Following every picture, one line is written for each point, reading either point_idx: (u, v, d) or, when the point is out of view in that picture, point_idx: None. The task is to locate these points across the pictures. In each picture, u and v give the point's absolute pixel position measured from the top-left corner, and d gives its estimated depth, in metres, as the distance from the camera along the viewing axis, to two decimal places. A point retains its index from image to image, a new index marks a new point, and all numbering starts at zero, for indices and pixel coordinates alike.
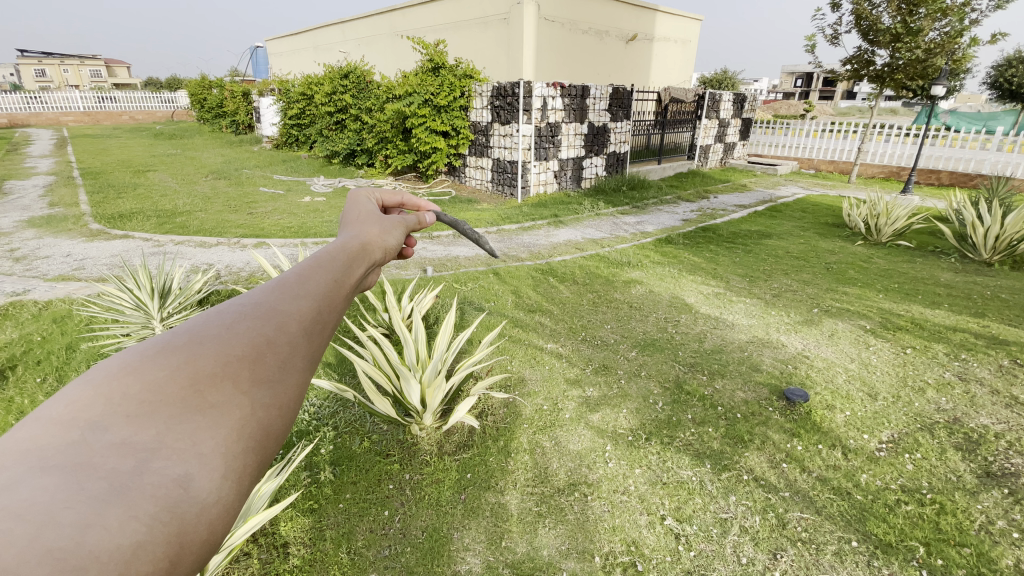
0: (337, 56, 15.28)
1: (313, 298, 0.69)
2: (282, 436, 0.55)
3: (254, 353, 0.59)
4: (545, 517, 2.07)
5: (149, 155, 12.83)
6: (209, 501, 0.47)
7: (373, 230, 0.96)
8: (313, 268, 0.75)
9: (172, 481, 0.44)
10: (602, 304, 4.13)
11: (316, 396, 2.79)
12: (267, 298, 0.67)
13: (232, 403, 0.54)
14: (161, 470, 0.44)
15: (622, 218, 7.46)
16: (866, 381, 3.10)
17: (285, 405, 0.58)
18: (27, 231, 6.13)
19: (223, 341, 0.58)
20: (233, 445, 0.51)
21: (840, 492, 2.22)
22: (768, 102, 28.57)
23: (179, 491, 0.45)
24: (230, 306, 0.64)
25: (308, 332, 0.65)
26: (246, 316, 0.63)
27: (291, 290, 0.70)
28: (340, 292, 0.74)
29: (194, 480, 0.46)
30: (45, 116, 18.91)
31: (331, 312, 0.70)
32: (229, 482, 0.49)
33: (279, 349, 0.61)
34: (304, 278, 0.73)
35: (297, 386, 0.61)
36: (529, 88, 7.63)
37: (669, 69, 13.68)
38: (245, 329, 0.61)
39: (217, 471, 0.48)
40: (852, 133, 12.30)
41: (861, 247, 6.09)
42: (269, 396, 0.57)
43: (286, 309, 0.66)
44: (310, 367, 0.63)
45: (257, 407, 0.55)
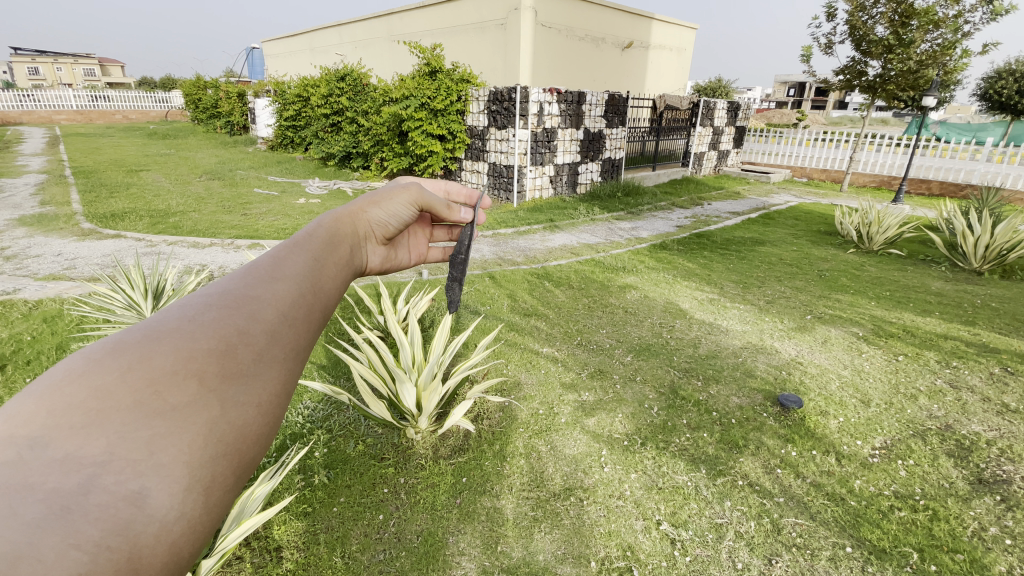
0: (333, 59, 15.26)
1: (289, 283, 0.72)
2: (258, 440, 0.58)
3: (224, 347, 0.59)
4: (540, 522, 2.07)
5: (142, 154, 12.73)
6: (170, 518, 0.47)
7: (360, 207, 0.99)
8: (290, 250, 0.78)
9: (125, 495, 0.44)
10: (597, 308, 4.14)
11: (310, 399, 2.77)
12: (237, 286, 0.67)
13: (198, 405, 0.53)
14: (112, 486, 0.44)
15: (617, 223, 7.50)
16: (859, 387, 3.13)
17: (257, 404, 0.60)
18: (18, 229, 6.06)
19: (188, 333, 0.58)
20: (199, 451, 0.51)
21: (835, 498, 2.23)
22: (761, 112, 28.83)
23: (133, 508, 0.45)
24: (196, 295, 0.64)
25: (283, 321, 0.67)
26: (215, 305, 0.64)
27: (265, 275, 0.71)
28: (320, 274, 0.77)
29: (150, 494, 0.46)
30: (37, 115, 18.78)
31: (308, 297, 0.72)
32: (193, 495, 0.50)
33: (250, 341, 0.62)
34: (281, 261, 0.75)
35: (271, 379, 0.62)
36: (526, 93, 7.66)
37: (664, 77, 13.80)
38: (211, 320, 0.61)
39: (178, 483, 0.48)
40: (844, 142, 12.45)
41: (853, 255, 6.15)
42: (243, 394, 0.58)
43: (260, 296, 0.67)
44: (285, 358, 0.65)
45: (227, 407, 0.56)
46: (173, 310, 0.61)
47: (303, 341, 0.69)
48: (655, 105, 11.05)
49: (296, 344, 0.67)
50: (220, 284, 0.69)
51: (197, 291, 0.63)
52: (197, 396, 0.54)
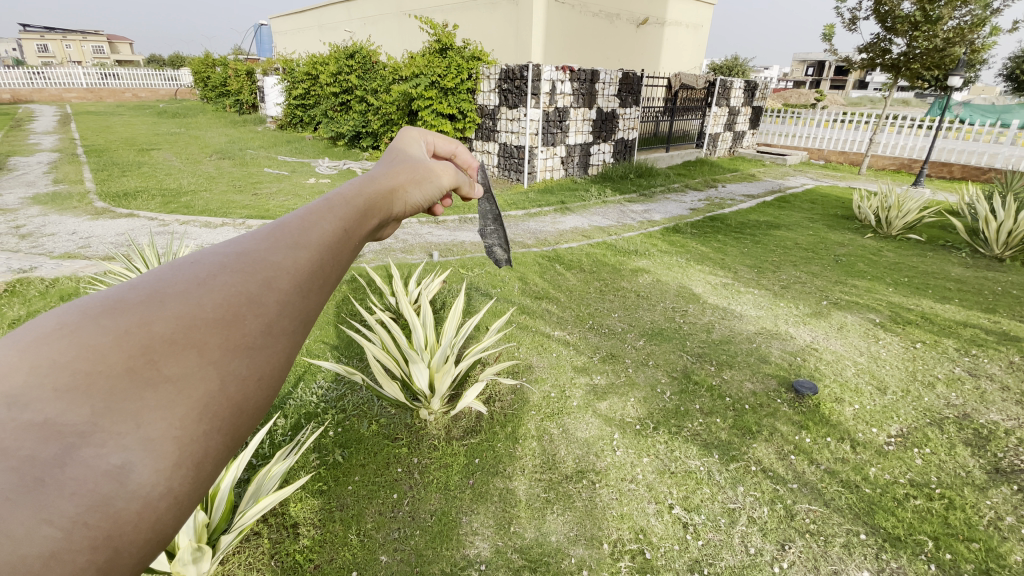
0: (342, 36, 15.05)
1: (313, 250, 0.57)
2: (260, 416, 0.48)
3: (230, 316, 0.47)
4: (553, 503, 2.08)
5: (153, 133, 12.75)
6: (155, 495, 0.40)
7: (407, 176, 0.82)
8: (322, 211, 0.62)
9: (106, 470, 0.37)
10: (609, 292, 4.11)
11: (323, 379, 2.80)
12: (256, 246, 0.54)
13: (196, 376, 0.44)
14: (89, 459, 0.36)
15: (629, 206, 7.40)
16: (875, 374, 3.09)
17: (262, 376, 0.49)
18: (33, 208, 6.12)
19: (192, 296, 0.47)
20: (194, 425, 0.43)
21: (849, 485, 2.22)
22: (777, 92, 28.09)
23: (115, 483, 0.37)
24: (211, 250, 0.52)
25: (301, 290, 0.54)
26: (228, 267, 0.52)
27: (291, 237, 0.57)
28: (350, 244, 0.62)
29: (135, 469, 0.38)
30: (48, 93, 18.87)
31: (334, 265, 0.58)
32: (183, 471, 0.42)
33: (261, 309, 0.50)
34: (311, 221, 0.60)
35: (284, 352, 0.51)
36: (538, 71, 7.50)
37: (680, 55, 13.46)
38: (221, 284, 0.49)
39: (167, 458, 0.40)
40: (863, 123, 12.12)
41: (870, 240, 6.03)
42: (246, 367, 0.47)
43: (280, 260, 0.54)
44: (299, 329, 0.53)
45: (228, 380, 0.46)
46: (181, 267, 0.49)
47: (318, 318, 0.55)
48: (670, 85, 10.79)
49: (312, 321, 0.54)
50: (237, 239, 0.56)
51: (207, 248, 0.51)
52: (196, 367, 0.44)
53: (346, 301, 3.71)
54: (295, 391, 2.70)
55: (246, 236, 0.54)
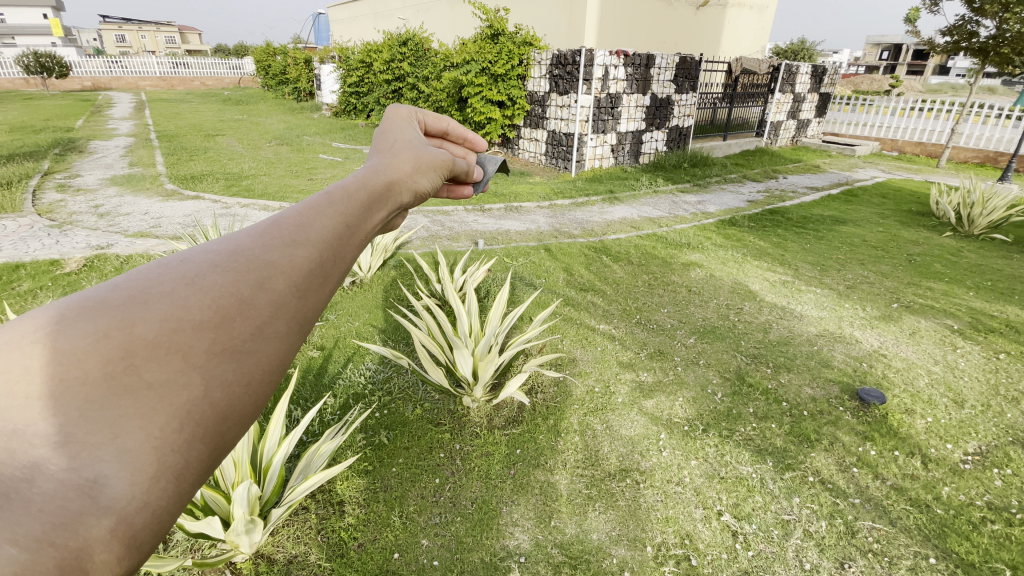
0: (396, 23, 15.25)
1: (311, 248, 0.59)
2: (240, 422, 0.50)
3: (220, 318, 0.49)
4: (595, 501, 2.05)
5: (218, 120, 13.40)
6: (130, 509, 0.42)
7: (413, 161, 0.81)
8: (324, 206, 0.63)
9: (78, 485, 0.39)
10: (658, 286, 3.99)
11: (371, 362, 2.86)
12: (250, 243, 0.56)
13: (180, 381, 0.46)
14: (60, 473, 0.39)
15: (681, 197, 7.15)
16: (952, 386, 2.84)
17: (247, 381, 0.51)
18: (111, 189, 6.57)
19: (180, 297, 0.48)
20: (173, 434, 0.45)
21: (918, 503, 2.06)
22: (847, 78, 26.21)
23: (86, 499, 0.40)
24: (202, 249, 0.53)
25: (294, 293, 0.56)
26: (219, 264, 0.53)
27: (287, 236, 0.59)
28: (350, 241, 0.63)
29: (108, 483, 0.41)
30: (126, 82, 20.22)
31: (331, 264, 0.60)
32: (161, 483, 0.45)
33: (251, 313, 0.52)
34: (309, 218, 0.62)
35: (271, 354, 0.53)
36: (591, 56, 7.31)
37: (743, 38, 12.78)
38: (213, 284, 0.51)
39: (143, 471, 0.43)
40: (945, 111, 11.14)
41: (949, 239, 5.55)
42: (233, 372, 0.50)
43: (275, 262, 0.56)
44: (290, 331, 0.55)
45: (212, 386, 0.48)
46: (172, 261, 0.51)
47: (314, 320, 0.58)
48: (731, 70, 10.27)
49: (306, 324, 0.56)
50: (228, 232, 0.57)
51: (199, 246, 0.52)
52: (179, 373, 0.46)
53: (394, 286, 3.78)
54: (343, 372, 2.78)
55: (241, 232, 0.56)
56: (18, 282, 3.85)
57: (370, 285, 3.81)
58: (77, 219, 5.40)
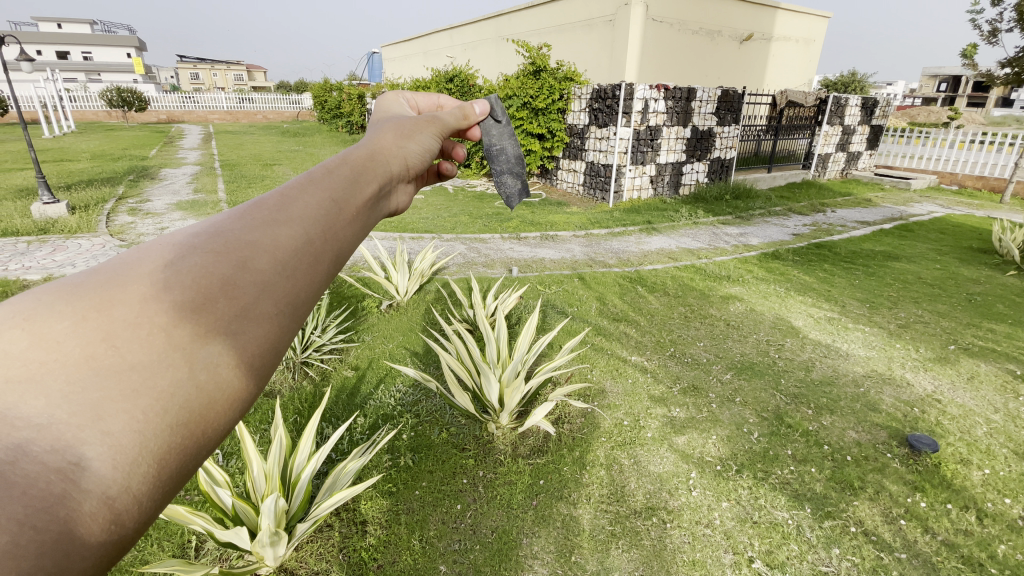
0: (444, 61, 16.01)
1: (293, 227, 0.65)
2: (223, 407, 0.57)
3: (202, 299, 0.56)
4: (618, 538, 1.98)
5: (276, 150, 14.30)
6: (112, 492, 0.47)
7: (391, 137, 0.88)
8: (304, 188, 0.70)
9: (62, 466, 0.45)
10: (694, 319, 3.90)
11: (401, 383, 2.92)
12: (233, 227, 0.63)
13: (163, 364, 0.53)
14: (43, 455, 0.44)
15: (722, 228, 7.01)
16: (1014, 437, 2.63)
17: (233, 364, 0.58)
18: (175, 213, 7.08)
19: (163, 284, 0.56)
20: (157, 419, 0.52)
21: (972, 563, 1.90)
22: (902, 110, 25.28)
23: (69, 481, 0.45)
24: (186, 236, 0.61)
25: (280, 271, 0.61)
26: (202, 249, 0.60)
27: (269, 217, 0.65)
28: (335, 214, 0.70)
29: (90, 466, 0.46)
30: (197, 115, 21.98)
31: (320, 243, 0.66)
32: (142, 469, 0.50)
33: (234, 294, 0.58)
34: (291, 202, 0.68)
35: (259, 334, 0.60)
36: (631, 90, 7.41)
37: (788, 71, 12.66)
38: (194, 269, 0.58)
39: (125, 454, 0.49)
40: (1009, 144, 10.56)
41: (1014, 278, 5.19)
42: (216, 353, 0.56)
43: (258, 241, 0.62)
44: (276, 312, 0.61)
45: (195, 368, 0.55)
46: (159, 252, 0.60)
47: (303, 295, 0.64)
48: (775, 102, 10.14)
49: (293, 298, 0.62)
50: (213, 221, 0.65)
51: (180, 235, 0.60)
52: (162, 355, 0.53)
53: (428, 311, 3.87)
54: (375, 392, 2.84)
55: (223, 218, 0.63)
56: None
57: (405, 309, 3.91)
58: (144, 240, 5.84)
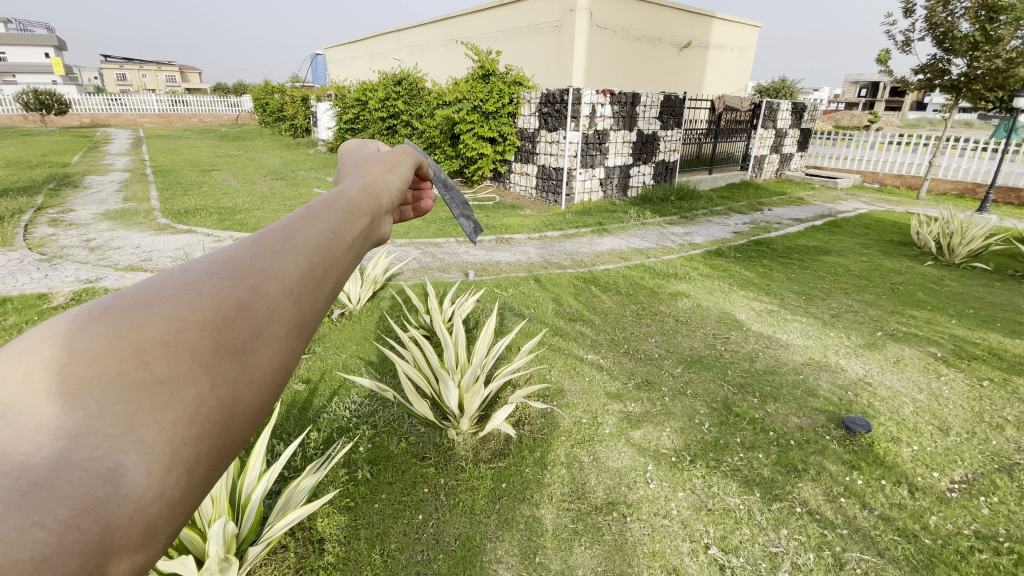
0: (391, 63, 15.76)
1: (300, 255, 0.62)
2: (249, 419, 0.53)
3: (220, 321, 0.52)
4: (581, 535, 2.01)
5: (214, 155, 13.62)
6: (146, 499, 0.44)
7: (375, 173, 0.85)
8: (305, 220, 0.67)
9: (99, 472, 0.41)
10: (646, 316, 4.02)
11: (357, 395, 2.85)
12: (243, 255, 0.59)
13: (186, 379, 0.48)
14: (84, 462, 0.41)
15: (669, 228, 7.29)
16: (937, 414, 2.87)
17: (252, 380, 0.54)
18: (103, 223, 6.61)
19: (183, 302, 0.52)
20: (184, 428, 0.48)
21: (906, 534, 2.06)
22: (829, 114, 26.97)
23: (107, 487, 0.42)
24: (197, 261, 0.57)
25: (290, 298, 0.58)
26: (215, 273, 0.56)
27: (276, 246, 0.62)
28: (335, 246, 0.66)
29: (128, 472, 0.43)
30: (125, 118, 20.69)
31: (324, 270, 0.63)
32: (176, 474, 0.47)
33: (249, 315, 0.55)
34: (294, 230, 0.65)
35: (271, 355, 0.56)
36: (578, 95, 7.57)
37: (725, 78, 13.33)
38: (211, 292, 0.54)
39: (159, 461, 0.45)
40: (923, 145, 11.54)
41: (931, 268, 5.66)
42: (236, 371, 0.53)
43: (268, 268, 0.59)
44: (289, 335, 0.58)
45: (218, 383, 0.51)
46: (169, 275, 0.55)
47: (310, 320, 0.60)
48: (714, 107, 10.62)
49: (304, 322, 0.59)
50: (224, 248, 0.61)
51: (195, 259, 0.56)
52: (186, 369, 0.48)
53: (383, 318, 3.79)
54: (329, 405, 2.75)
55: (233, 245, 0.59)
56: (5, 315, 3.82)
57: (359, 317, 3.81)
58: (67, 253, 5.40)
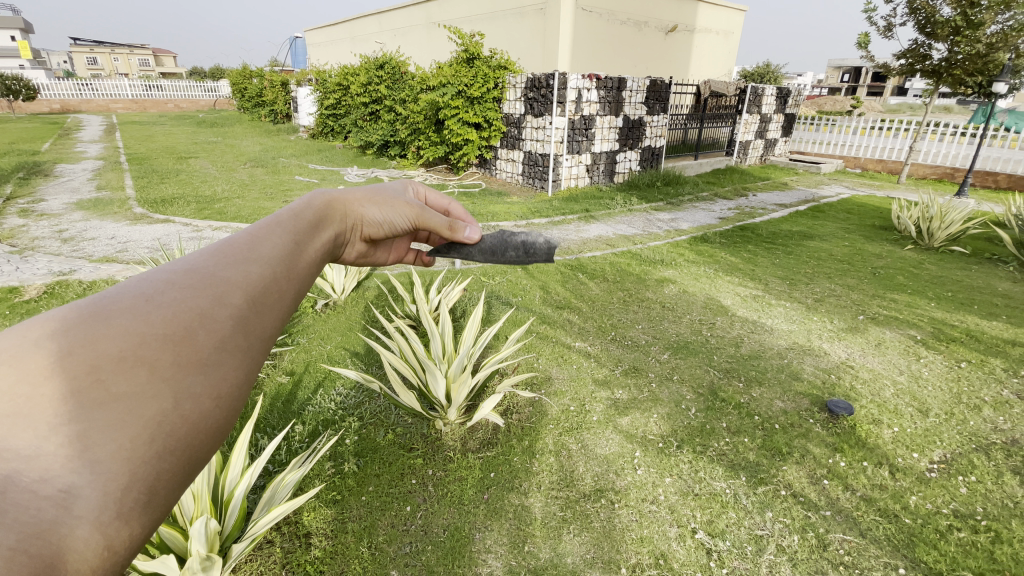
0: (373, 47, 15.39)
1: (264, 265, 0.60)
2: (215, 433, 0.52)
3: (181, 333, 0.50)
4: (569, 523, 2.02)
5: (191, 142, 13.24)
6: (104, 519, 0.43)
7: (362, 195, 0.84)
8: (273, 228, 0.66)
9: (53, 495, 0.41)
10: (632, 303, 4.02)
11: (343, 386, 2.82)
12: (205, 263, 0.57)
13: (147, 395, 0.47)
14: (33, 485, 0.40)
15: (655, 214, 7.30)
16: (916, 395, 2.93)
17: (216, 395, 0.53)
18: (76, 213, 6.40)
19: (142, 312, 0.50)
20: (143, 446, 0.46)
21: (888, 514, 2.10)
22: (812, 99, 27.16)
23: (61, 510, 0.41)
24: (158, 270, 0.54)
25: (251, 306, 0.57)
26: (178, 284, 0.54)
27: (241, 253, 0.60)
28: (300, 260, 0.66)
29: (81, 494, 0.42)
30: (97, 103, 19.98)
31: (287, 281, 0.62)
32: (132, 494, 0.46)
33: (212, 326, 0.53)
34: (259, 239, 0.63)
35: (236, 369, 0.54)
36: (564, 79, 7.49)
37: (711, 62, 13.30)
38: (173, 301, 0.52)
39: (115, 481, 0.44)
40: (903, 130, 11.68)
41: (911, 252, 5.75)
42: (201, 385, 0.51)
43: (232, 277, 0.57)
44: (252, 345, 0.56)
45: (181, 399, 0.49)
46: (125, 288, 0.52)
47: (272, 330, 0.59)
48: (699, 92, 10.59)
49: (266, 332, 0.58)
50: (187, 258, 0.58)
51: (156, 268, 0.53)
52: (146, 386, 0.47)
53: (368, 308, 3.75)
54: (314, 397, 2.72)
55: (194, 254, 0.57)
56: None
57: (344, 307, 3.76)
58: (39, 245, 5.22)
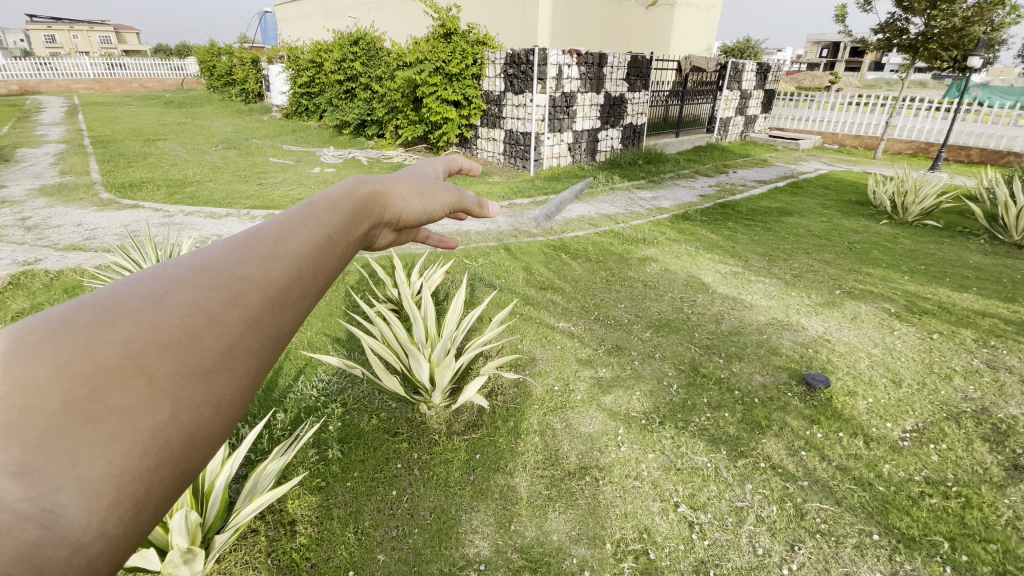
0: (347, 22, 14.88)
1: (288, 261, 0.57)
2: (213, 445, 0.47)
3: (189, 336, 0.45)
4: (555, 501, 2.05)
5: (159, 124, 12.75)
6: (86, 539, 0.38)
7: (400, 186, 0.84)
8: (300, 221, 0.62)
9: (33, 514, 0.34)
10: (615, 282, 4.03)
11: (325, 372, 2.79)
12: (225, 259, 0.53)
13: (147, 406, 0.42)
14: (16, 504, 0.34)
15: (637, 192, 7.30)
16: (890, 367, 3.02)
17: (217, 402, 0.48)
18: (39, 200, 6.14)
19: (149, 315, 0.44)
20: (135, 461, 0.41)
21: (862, 483, 2.17)
22: (791, 75, 27.21)
23: (41, 530, 0.35)
24: (172, 264, 0.50)
25: (269, 307, 0.52)
26: (192, 283, 0.49)
27: (262, 251, 0.56)
28: (331, 253, 0.62)
29: (65, 513, 0.36)
30: (56, 83, 19.07)
31: (310, 277, 0.58)
32: (119, 510, 0.40)
33: (222, 329, 0.48)
34: (286, 233, 0.60)
35: (241, 374, 0.49)
36: (544, 55, 7.35)
37: (691, 37, 13.17)
38: (186, 301, 0.47)
39: (103, 498, 0.38)
40: (880, 106, 11.81)
41: (886, 227, 5.87)
42: (203, 394, 0.46)
43: (250, 275, 0.53)
44: (262, 348, 0.51)
45: (181, 407, 0.44)
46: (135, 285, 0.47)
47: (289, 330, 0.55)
48: (680, 68, 10.51)
49: (281, 335, 0.53)
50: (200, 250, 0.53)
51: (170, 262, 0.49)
52: (146, 396, 0.42)
53: (349, 293, 3.69)
54: (295, 384, 2.69)
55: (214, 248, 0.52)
56: None
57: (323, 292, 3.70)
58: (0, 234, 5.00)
